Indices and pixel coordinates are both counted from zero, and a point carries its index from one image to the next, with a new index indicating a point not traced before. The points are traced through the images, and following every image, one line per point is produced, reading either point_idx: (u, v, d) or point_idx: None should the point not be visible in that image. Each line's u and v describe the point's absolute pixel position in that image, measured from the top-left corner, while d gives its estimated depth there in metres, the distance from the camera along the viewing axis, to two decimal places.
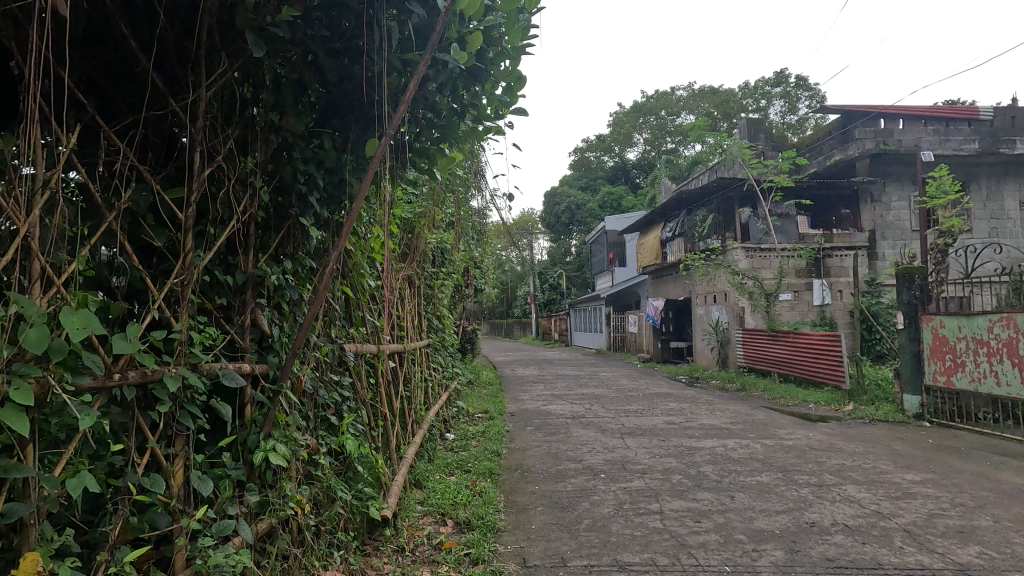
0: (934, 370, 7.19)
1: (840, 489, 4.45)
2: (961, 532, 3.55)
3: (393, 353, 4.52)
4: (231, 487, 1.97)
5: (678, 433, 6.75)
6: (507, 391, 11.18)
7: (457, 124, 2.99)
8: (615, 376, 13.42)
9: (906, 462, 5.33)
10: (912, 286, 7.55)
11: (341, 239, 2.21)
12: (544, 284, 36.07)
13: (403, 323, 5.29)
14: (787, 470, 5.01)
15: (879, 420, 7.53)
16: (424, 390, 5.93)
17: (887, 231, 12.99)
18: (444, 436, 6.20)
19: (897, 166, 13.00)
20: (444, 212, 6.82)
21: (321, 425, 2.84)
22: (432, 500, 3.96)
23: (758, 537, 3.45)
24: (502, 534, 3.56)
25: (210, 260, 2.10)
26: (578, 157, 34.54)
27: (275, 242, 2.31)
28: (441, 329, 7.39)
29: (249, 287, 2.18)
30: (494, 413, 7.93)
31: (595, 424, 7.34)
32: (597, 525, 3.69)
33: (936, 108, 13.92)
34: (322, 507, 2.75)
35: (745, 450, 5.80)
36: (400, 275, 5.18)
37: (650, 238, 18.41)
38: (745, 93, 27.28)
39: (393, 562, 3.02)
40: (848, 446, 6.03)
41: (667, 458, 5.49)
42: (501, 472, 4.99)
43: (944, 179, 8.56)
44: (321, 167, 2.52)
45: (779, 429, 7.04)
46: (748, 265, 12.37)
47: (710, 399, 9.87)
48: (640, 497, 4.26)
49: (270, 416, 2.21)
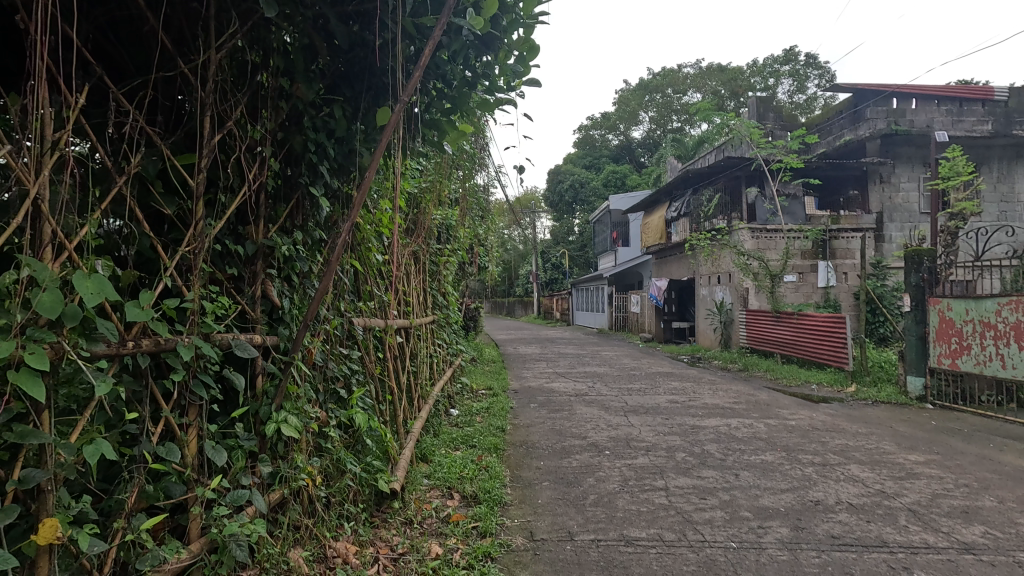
0: (939, 353, 7.17)
1: (844, 469, 4.47)
2: (966, 512, 3.55)
3: (399, 329, 4.54)
4: (243, 458, 1.95)
5: (681, 412, 6.78)
6: (510, 368, 11.23)
7: (469, 95, 2.95)
8: (618, 356, 13.47)
9: (910, 443, 5.35)
10: (920, 268, 7.47)
11: (352, 208, 2.15)
12: (546, 263, 36.08)
13: (409, 298, 5.32)
14: (791, 449, 5.04)
15: (882, 402, 7.55)
16: (429, 365, 5.95)
17: (895, 213, 12.86)
18: (449, 412, 6.27)
19: (908, 147, 12.84)
20: (450, 188, 6.84)
21: (331, 398, 2.85)
22: (438, 474, 4.03)
23: (763, 514, 3.48)
24: (509, 508, 3.59)
25: (220, 230, 2.07)
26: (583, 135, 34.32)
27: (287, 213, 2.29)
28: (446, 306, 7.44)
29: (259, 257, 2.17)
30: (497, 389, 7.99)
31: (598, 401, 7.40)
32: (603, 500, 3.71)
33: (950, 87, 13.64)
34: (331, 478, 2.76)
35: (749, 430, 5.82)
36: (406, 251, 5.15)
37: (654, 218, 18.37)
38: (754, 71, 27.02)
39: (402, 534, 3.05)
40: (850, 427, 6.07)
41: (671, 436, 5.51)
42: (506, 447, 5.04)
43: (959, 159, 8.05)
44: (331, 137, 2.49)
45: (782, 410, 7.09)
46: (754, 246, 12.39)
47: (712, 379, 9.93)
48: (645, 473, 4.29)
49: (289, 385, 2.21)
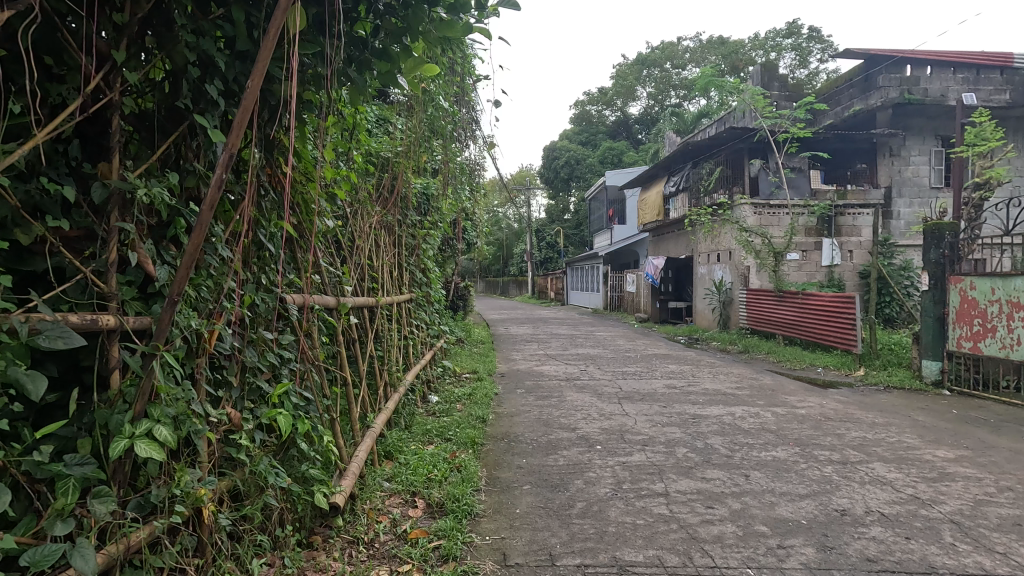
0: (959, 335, 6.62)
1: (867, 468, 3.93)
2: (1019, 526, 3.01)
3: (360, 308, 3.99)
4: (71, 493, 1.37)
5: (680, 399, 6.24)
6: (499, 350, 10.66)
7: (423, 12, 2.32)
8: (612, 337, 12.94)
9: (934, 436, 4.82)
10: (941, 244, 6.87)
11: (230, 136, 1.50)
12: (541, 242, 35.37)
13: (376, 274, 4.71)
14: (805, 445, 4.50)
15: (894, 387, 7.05)
16: (403, 349, 5.39)
17: (904, 188, 12.27)
18: (427, 400, 5.72)
19: (920, 118, 12.18)
20: (428, 155, 6.21)
21: (250, 395, 2.31)
22: (402, 476, 3.49)
23: (783, 530, 2.93)
24: (480, 521, 3.03)
25: (47, 167, 1.48)
26: (579, 111, 33.52)
27: (163, 147, 1.70)
28: (426, 284, 6.83)
29: (113, 205, 1.59)
30: (483, 373, 7.45)
31: (590, 387, 6.85)
32: (592, 510, 3.15)
33: (966, 54, 12.89)
34: (248, 496, 2.22)
35: (756, 420, 5.28)
36: (371, 220, 4.56)
37: (651, 194, 17.75)
38: (755, 45, 26.31)
39: (344, 559, 2.50)
40: (866, 416, 5.54)
41: (669, 427, 4.96)
42: (485, 441, 4.47)
43: (987, 124, 7.43)
44: (227, 49, 1.88)
45: (789, 396, 6.57)
46: (757, 222, 11.82)
47: (711, 361, 9.41)
48: (642, 474, 3.73)
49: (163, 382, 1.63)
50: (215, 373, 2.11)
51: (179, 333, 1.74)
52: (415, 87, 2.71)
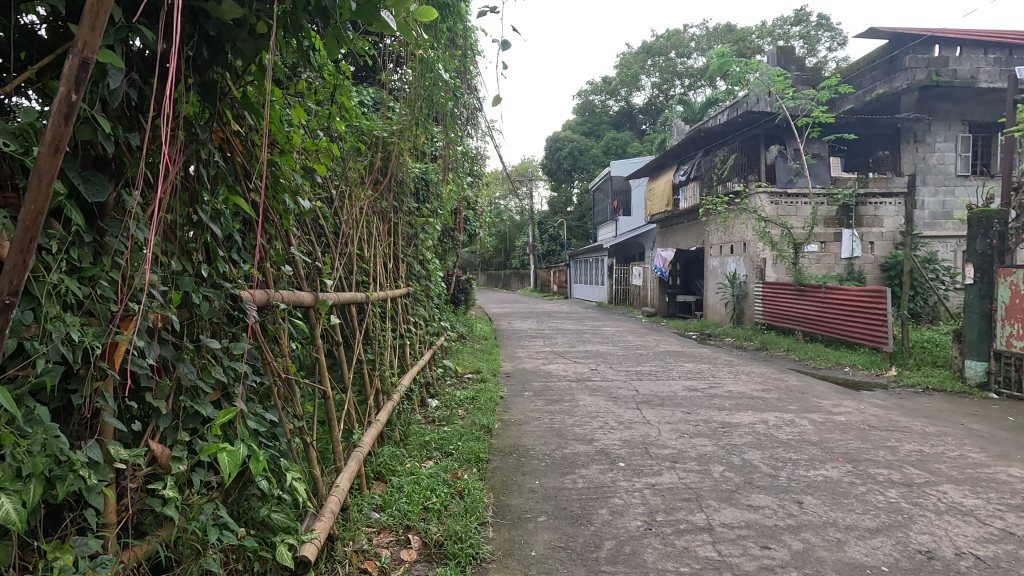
0: (1009, 334, 6.04)
1: (938, 492, 3.37)
2: None
3: (346, 305, 3.44)
4: None
5: (704, 403, 5.68)
6: (502, 347, 10.09)
7: None
8: (620, 332, 12.37)
9: (999, 449, 4.26)
10: (989, 233, 6.29)
11: (82, 35, 0.93)
12: (545, 235, 34.04)
13: (366, 266, 4.16)
14: (857, 460, 3.94)
15: (934, 390, 6.47)
16: (399, 349, 4.85)
17: (928, 176, 11.67)
18: (426, 404, 5.19)
19: (947, 102, 11.55)
20: (426, 135, 5.63)
21: (190, 423, 1.76)
22: (395, 505, 2.94)
23: None
24: (487, 569, 2.48)
25: None
26: (582, 101, 32.78)
27: (24, 75, 1.16)
28: (424, 277, 6.26)
29: None
30: (485, 374, 6.90)
31: (604, 389, 6.28)
32: (624, 552, 2.60)
33: (995, 34, 12.21)
34: (180, 561, 1.68)
35: (794, 430, 4.71)
36: (360, 204, 4.00)
37: (659, 184, 17.13)
38: (763, 33, 25.63)
39: None
40: (913, 424, 4.98)
41: (698, 438, 4.39)
42: (491, 457, 3.91)
43: None
44: None
45: (821, 400, 6.01)
46: (774, 212, 11.26)
47: (729, 359, 8.84)
48: (677, 502, 3.17)
49: (9, 426, 1.11)
50: (130, 401, 1.55)
51: (46, 349, 1.22)
52: (405, 25, 2.13)
